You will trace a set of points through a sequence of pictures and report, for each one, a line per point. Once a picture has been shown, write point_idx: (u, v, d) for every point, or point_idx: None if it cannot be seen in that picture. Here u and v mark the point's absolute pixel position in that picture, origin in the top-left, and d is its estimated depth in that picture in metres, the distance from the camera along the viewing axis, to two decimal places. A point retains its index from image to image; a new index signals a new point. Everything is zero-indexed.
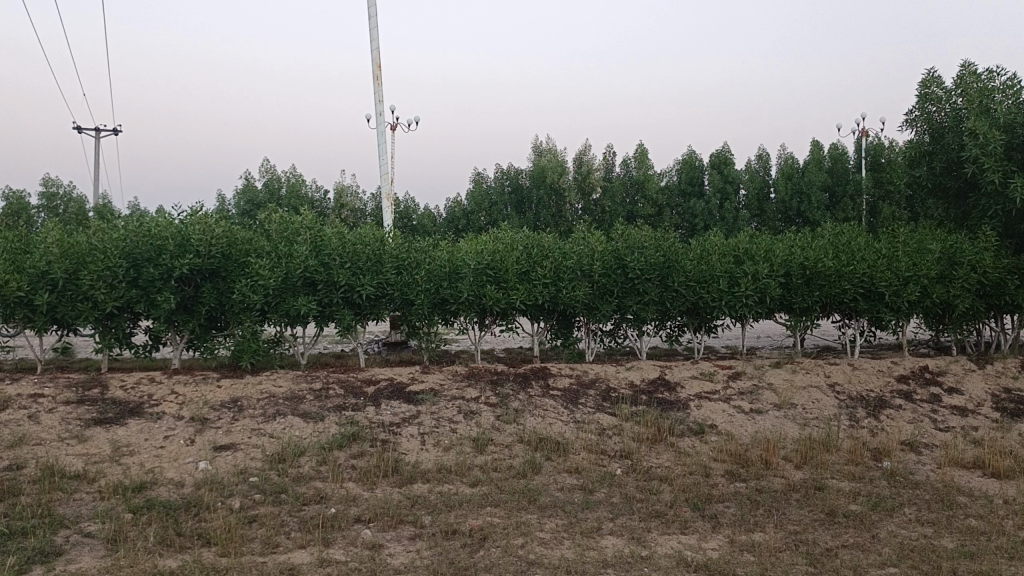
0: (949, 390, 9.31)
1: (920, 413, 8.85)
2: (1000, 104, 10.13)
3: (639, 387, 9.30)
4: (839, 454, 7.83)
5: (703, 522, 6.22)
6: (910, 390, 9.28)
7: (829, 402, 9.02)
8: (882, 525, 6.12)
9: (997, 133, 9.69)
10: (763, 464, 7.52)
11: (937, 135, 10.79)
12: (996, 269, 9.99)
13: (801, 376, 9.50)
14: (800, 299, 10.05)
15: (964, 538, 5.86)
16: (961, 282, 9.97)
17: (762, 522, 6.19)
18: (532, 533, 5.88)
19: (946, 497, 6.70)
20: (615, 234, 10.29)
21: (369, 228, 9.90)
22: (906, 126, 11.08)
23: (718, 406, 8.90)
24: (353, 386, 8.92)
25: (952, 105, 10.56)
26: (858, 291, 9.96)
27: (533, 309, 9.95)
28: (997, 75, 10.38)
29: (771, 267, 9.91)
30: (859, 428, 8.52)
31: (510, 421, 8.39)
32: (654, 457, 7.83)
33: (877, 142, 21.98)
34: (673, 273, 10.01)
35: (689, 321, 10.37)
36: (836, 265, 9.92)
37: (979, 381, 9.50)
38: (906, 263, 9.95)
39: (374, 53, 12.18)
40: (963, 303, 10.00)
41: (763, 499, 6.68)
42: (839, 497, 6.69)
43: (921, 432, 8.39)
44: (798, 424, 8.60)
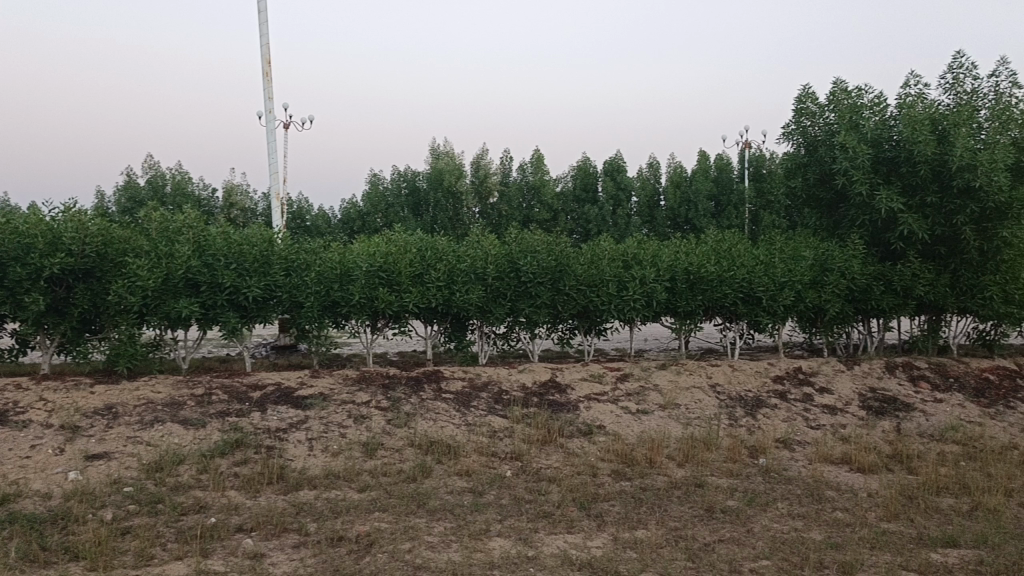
0: (820, 390, 9.80)
1: (794, 411, 9.31)
2: (868, 120, 10.76)
3: (530, 389, 9.39)
4: (719, 451, 8.15)
5: (589, 520, 6.35)
6: (785, 389, 9.73)
7: (711, 402, 9.36)
8: (757, 519, 6.41)
9: (865, 148, 10.35)
10: (648, 462, 7.75)
11: (811, 148, 11.37)
12: (864, 275, 10.55)
13: (685, 377, 9.82)
14: (685, 302, 10.38)
15: (831, 529, 6.20)
16: (832, 288, 10.48)
17: (645, 519, 6.38)
18: (420, 537, 5.86)
19: (816, 491, 7.07)
20: (508, 237, 10.37)
21: (256, 228, 9.65)
22: (784, 139, 11.62)
23: (607, 407, 9.10)
24: (238, 390, 8.64)
25: (825, 120, 11.18)
26: (738, 295, 10.37)
27: (427, 312, 9.90)
28: (864, 93, 11.04)
29: (658, 272, 10.23)
30: (738, 427, 8.90)
31: (401, 425, 8.32)
32: (544, 458, 7.93)
33: (758, 154, 22.93)
34: (565, 277, 10.14)
35: (580, 323, 10.52)
36: (717, 270, 10.30)
37: (848, 380, 10.03)
38: (782, 268, 10.43)
39: (263, 48, 11.86)
40: (834, 307, 10.51)
41: (647, 496, 6.88)
42: (718, 494, 6.96)
43: (794, 430, 8.83)
44: (681, 424, 8.90)
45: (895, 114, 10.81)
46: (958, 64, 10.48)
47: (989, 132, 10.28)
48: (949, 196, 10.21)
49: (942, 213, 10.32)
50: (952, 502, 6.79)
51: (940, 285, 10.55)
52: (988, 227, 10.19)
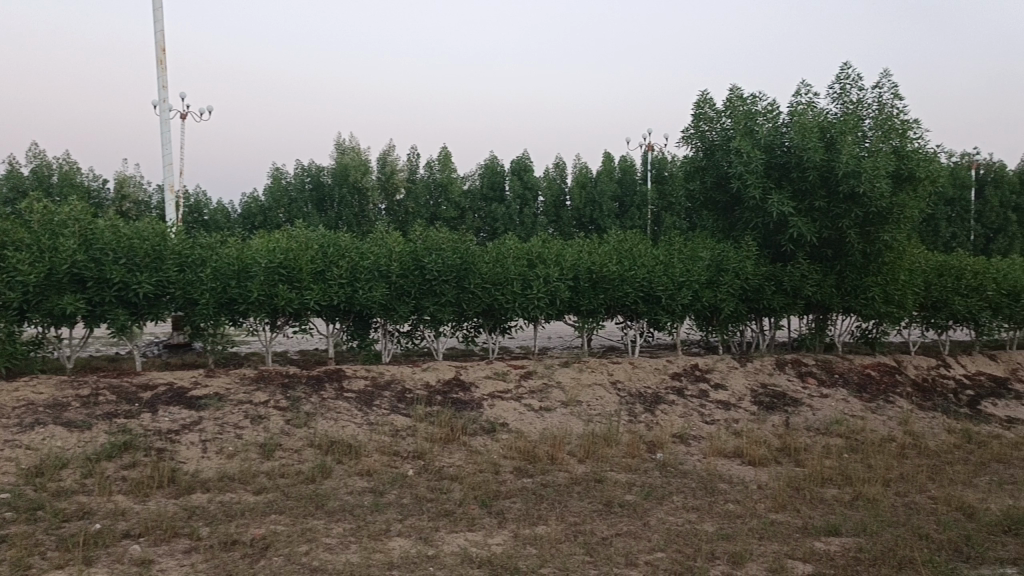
0: (715, 386, 10.13)
1: (690, 407, 9.59)
2: (762, 127, 11.19)
3: (434, 387, 9.35)
4: (618, 447, 8.32)
5: (490, 518, 6.37)
6: (683, 385, 10.02)
7: (611, 399, 9.55)
8: (653, 512, 6.57)
9: (758, 153, 10.76)
10: (550, 459, 7.84)
11: (708, 152, 11.72)
12: (757, 275, 10.95)
13: (587, 375, 9.96)
14: (588, 301, 10.54)
15: (723, 521, 6.42)
16: (727, 288, 10.84)
17: (545, 515, 6.45)
18: (318, 539, 5.76)
19: (710, 484, 7.31)
20: (413, 235, 10.30)
21: (149, 221, 9.27)
22: (683, 143, 11.94)
23: (510, 405, 9.16)
24: (127, 391, 8.27)
25: (722, 125, 11.55)
26: (638, 294, 10.60)
27: (328, 309, 9.72)
28: (758, 100, 11.46)
29: (561, 271, 10.35)
30: (637, 423, 9.11)
31: (300, 425, 8.14)
32: (447, 456, 7.91)
33: (661, 156, 23.47)
34: (470, 275, 10.12)
35: (485, 321, 10.51)
36: (619, 270, 10.50)
37: (742, 376, 10.40)
38: (680, 268, 10.72)
39: (157, 34, 11.39)
40: (729, 306, 10.87)
41: (548, 493, 6.96)
42: (616, 489, 7.11)
43: (690, 426, 9.10)
44: (583, 421, 9.04)
45: (786, 121, 11.25)
46: (845, 76, 10.98)
47: (872, 141, 10.82)
48: (836, 201, 10.71)
49: (829, 217, 10.82)
50: (835, 492, 7.13)
51: (827, 286, 11.07)
52: (871, 230, 10.73)
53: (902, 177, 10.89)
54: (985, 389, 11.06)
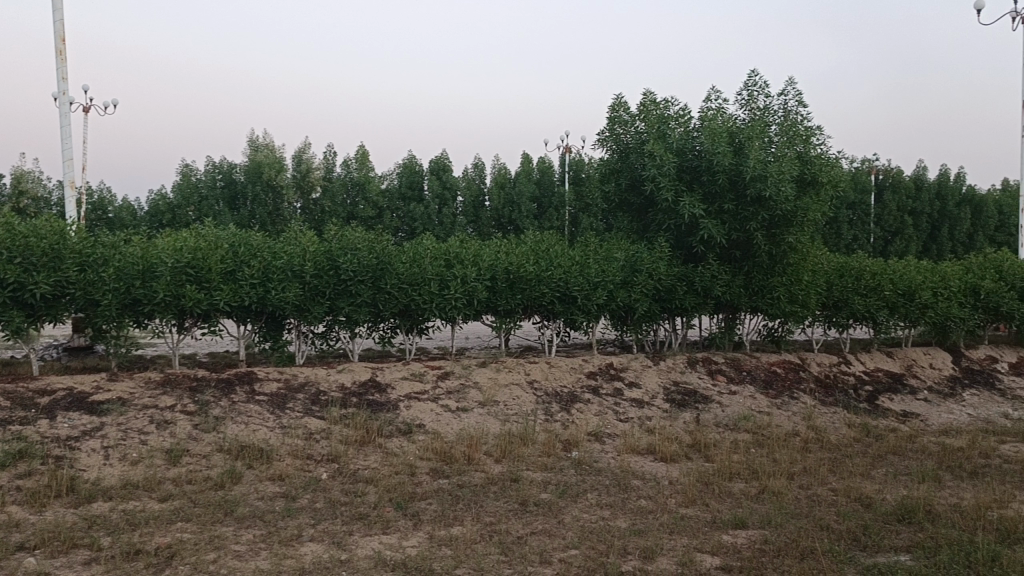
0: (629, 384, 10.32)
1: (605, 405, 9.74)
2: (674, 131, 11.46)
3: (349, 389, 9.21)
4: (535, 446, 8.38)
5: (405, 520, 6.32)
6: (598, 384, 10.16)
7: (528, 398, 9.61)
8: (568, 510, 6.65)
9: (670, 156, 11.02)
10: (466, 459, 7.84)
11: (623, 155, 11.93)
12: (669, 276, 11.20)
13: (504, 374, 9.99)
14: (505, 301, 10.57)
15: (636, 517, 6.54)
16: (641, 288, 11.03)
17: (461, 516, 6.44)
18: (226, 546, 5.60)
19: (623, 481, 7.44)
20: (327, 234, 10.13)
21: (47, 219, 8.85)
22: (599, 145, 12.11)
23: (427, 406, 9.11)
24: (22, 396, 7.87)
25: (635, 129, 11.77)
26: (555, 294, 10.69)
27: (239, 310, 9.48)
28: (671, 105, 11.72)
29: (478, 271, 10.35)
30: (553, 422, 9.20)
31: (209, 430, 7.91)
32: (362, 458, 7.81)
33: (578, 159, 23.74)
34: (386, 275, 10.01)
35: (402, 322, 10.40)
36: (536, 270, 10.57)
37: (655, 375, 10.61)
38: (596, 269, 10.86)
39: (55, 23, 10.88)
40: (643, 305, 11.06)
41: (464, 493, 6.95)
42: (532, 487, 7.16)
43: (605, 424, 9.25)
44: (499, 421, 9.07)
45: (697, 126, 11.56)
46: (752, 83, 11.34)
47: (778, 146, 11.21)
48: (744, 204, 11.08)
49: (738, 219, 11.17)
50: (742, 486, 7.35)
51: (735, 286, 11.41)
52: (777, 232, 11.12)
53: (806, 181, 11.31)
54: (882, 385, 11.60)
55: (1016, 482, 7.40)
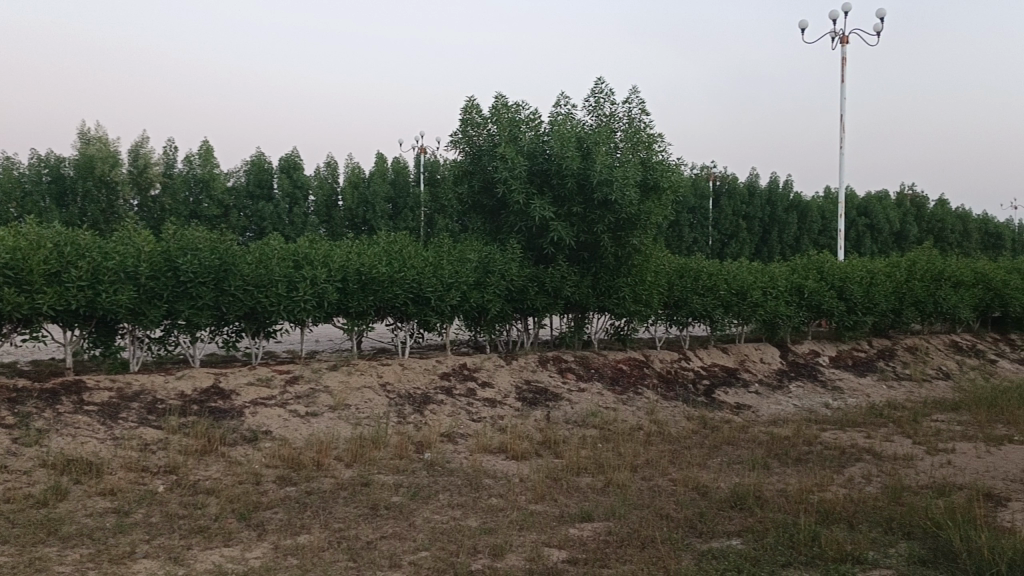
0: (482, 384, 10.40)
1: (458, 406, 9.77)
2: (525, 135, 11.69)
3: (189, 396, 8.77)
4: (386, 449, 8.29)
5: (248, 531, 6.09)
6: (451, 385, 10.19)
7: (380, 401, 9.49)
8: (419, 512, 6.62)
9: (521, 160, 11.24)
10: (315, 465, 7.65)
11: (475, 157, 12.02)
12: (521, 277, 11.38)
13: (355, 377, 9.82)
14: (356, 303, 10.39)
15: (487, 515, 6.60)
16: (493, 289, 11.14)
17: (308, 524, 6.27)
18: (48, 569, 5.19)
19: (475, 480, 7.50)
20: (165, 234, 9.60)
21: None
22: (451, 146, 12.15)
23: (274, 411, 8.81)
24: None
25: (487, 131, 11.90)
26: (408, 295, 10.61)
27: (66, 315, 8.84)
28: (522, 108, 11.93)
29: (328, 273, 10.12)
30: (405, 424, 9.14)
31: (30, 443, 7.30)
32: (203, 469, 7.45)
33: (433, 160, 23.68)
34: (230, 276, 9.60)
35: (248, 325, 10.01)
36: (388, 271, 10.46)
37: (507, 374, 10.75)
38: (449, 270, 10.87)
39: None
40: (495, 306, 11.17)
41: (311, 500, 6.78)
42: (382, 491, 7.07)
43: (458, 424, 9.29)
44: (350, 424, 8.91)
45: (547, 130, 11.83)
46: (599, 90, 11.73)
47: (622, 152, 11.66)
48: (591, 207, 11.46)
49: (586, 222, 11.54)
50: (589, 480, 7.58)
51: (584, 287, 11.75)
52: (622, 235, 11.57)
53: (649, 186, 11.83)
54: (718, 379, 12.30)
55: (833, 466, 8.03)
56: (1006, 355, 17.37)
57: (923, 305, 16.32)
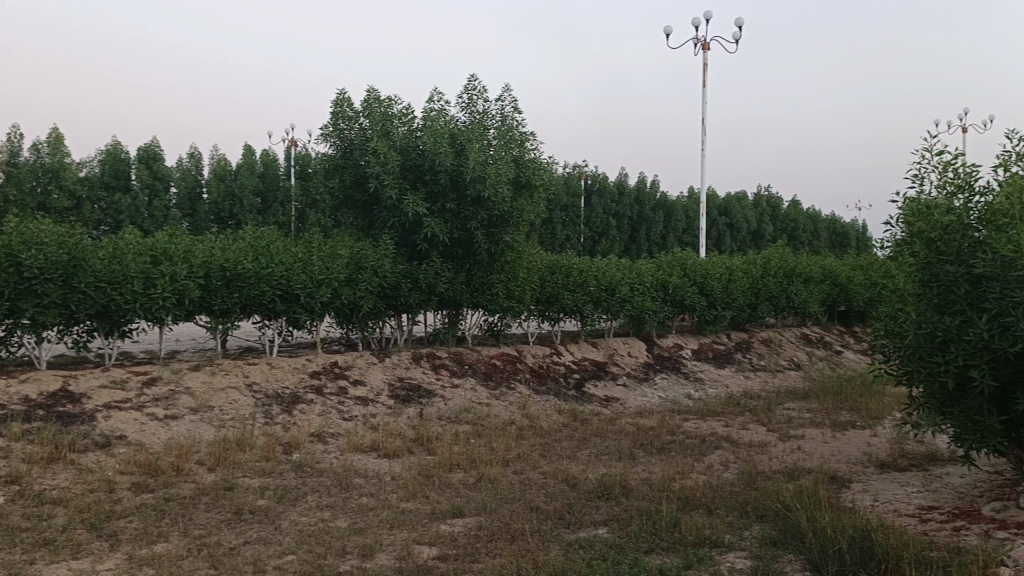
0: (354, 382, 10.23)
1: (328, 405, 9.58)
2: (397, 129, 11.60)
3: (34, 400, 8.18)
4: (252, 451, 8.02)
5: (100, 542, 5.75)
6: (321, 383, 9.96)
7: (246, 402, 9.17)
8: (286, 515, 6.44)
9: (393, 155, 11.15)
10: (175, 470, 7.30)
11: (346, 151, 11.82)
12: (394, 273, 11.25)
13: (219, 377, 9.43)
14: (220, 300, 9.98)
15: (356, 516, 6.50)
16: (365, 285, 10.96)
17: (166, 532, 5.98)
18: None
19: (345, 480, 7.37)
20: (7, 227, 8.92)
21: None
22: (322, 139, 11.88)
23: (130, 415, 8.35)
24: None
25: (359, 125, 11.72)
26: (275, 292, 10.29)
27: None
28: (394, 103, 11.85)
29: (190, 269, 9.67)
30: (273, 425, 8.87)
31: None
32: (50, 477, 6.97)
33: (304, 153, 23.10)
34: (80, 273, 9.02)
35: (101, 325, 9.43)
36: (254, 267, 10.10)
37: (379, 372, 10.62)
38: (319, 266, 10.61)
39: None
40: (367, 303, 11.00)
41: (170, 507, 6.46)
42: (247, 494, 6.84)
43: (328, 423, 9.11)
44: (214, 427, 8.57)
45: (420, 126, 11.78)
46: (472, 87, 11.75)
47: (495, 149, 11.76)
48: (464, 204, 11.48)
49: (459, 219, 11.55)
50: (461, 476, 7.61)
51: (458, 283, 11.75)
52: (495, 232, 11.65)
53: (521, 183, 11.96)
54: (588, 373, 12.61)
55: (695, 455, 8.40)
56: (849, 347, 18.69)
57: (777, 300, 17.32)
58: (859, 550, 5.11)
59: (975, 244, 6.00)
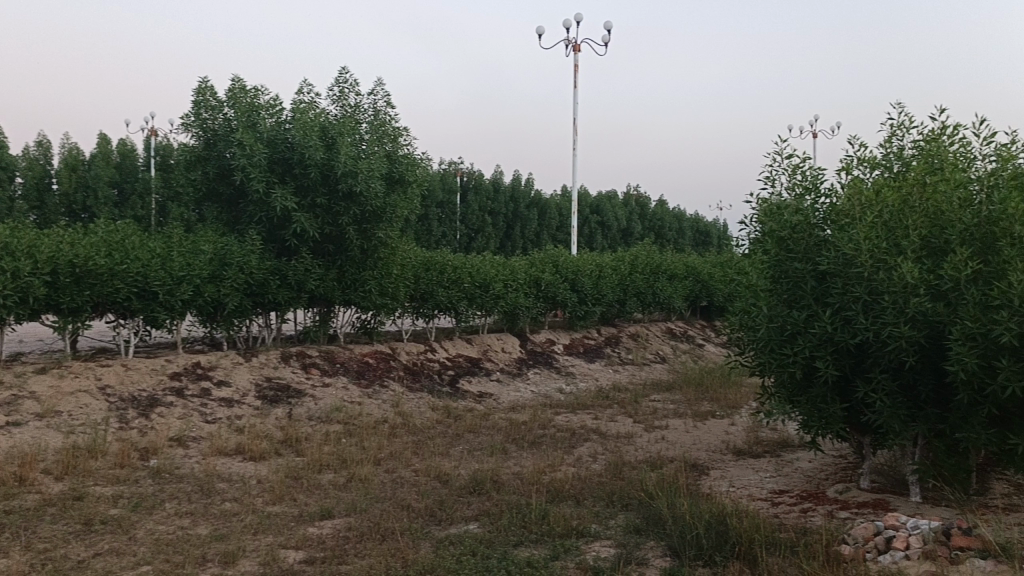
0: (218, 383, 9.83)
1: (190, 407, 9.17)
2: (264, 121, 11.24)
3: None
4: (105, 457, 7.57)
5: None
6: (182, 385, 9.51)
7: (99, 406, 8.64)
8: (141, 524, 6.11)
9: (260, 147, 10.81)
10: (17, 481, 6.79)
11: (209, 142, 11.34)
12: (261, 269, 10.87)
13: (69, 381, 8.84)
14: (69, 298, 9.36)
15: (219, 522, 6.25)
16: (230, 282, 10.55)
17: (6, 547, 5.55)
18: None
19: (207, 485, 7.07)
20: None
21: None
22: (183, 129, 11.35)
23: None
24: None
25: (224, 116, 11.28)
26: (132, 290, 9.74)
27: None
28: (261, 93, 11.47)
29: (35, 265, 9.01)
30: (128, 429, 8.41)
31: None
32: None
33: (166, 144, 22.04)
34: None
35: None
36: (108, 263, 9.52)
37: (245, 372, 10.25)
38: (180, 262, 10.13)
39: None
40: (232, 301, 10.59)
41: (11, 520, 6.01)
42: (99, 504, 6.44)
43: (189, 427, 8.72)
44: (62, 433, 8.02)
45: (289, 118, 11.46)
46: (343, 79, 11.52)
47: (367, 144, 11.60)
48: (335, 199, 11.25)
49: (330, 214, 11.31)
50: (331, 476, 7.46)
51: (329, 280, 11.49)
52: (367, 228, 11.47)
53: (394, 179, 11.83)
54: (462, 369, 12.64)
55: (565, 447, 8.56)
56: (711, 340, 19.59)
57: (644, 296, 17.95)
58: (716, 534, 5.36)
59: (820, 242, 6.39)
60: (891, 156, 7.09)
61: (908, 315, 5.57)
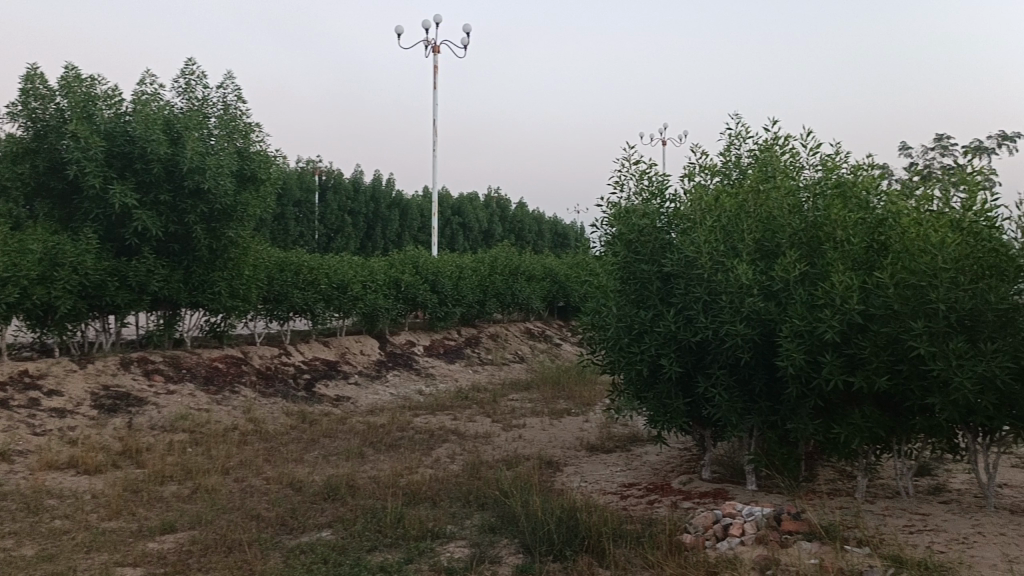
0: (48, 392, 9.13)
1: (16, 419, 8.47)
2: (101, 112, 10.59)
3: None
4: None
5: None
6: (7, 396, 8.77)
7: None
8: None
9: (97, 140, 10.18)
10: None
11: (38, 133, 10.53)
12: (98, 270, 10.18)
13: None
14: None
15: (46, 541, 5.81)
16: (62, 284, 9.82)
17: None
18: None
19: (34, 502, 6.56)
20: None
21: None
22: (8, 118, 10.49)
23: None
24: None
25: (56, 105, 10.51)
26: None
27: None
28: (98, 83, 10.80)
29: None
30: None
31: None
32: None
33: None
34: None
35: None
36: None
37: (80, 380, 9.57)
38: (4, 262, 9.27)
39: None
40: (65, 304, 9.86)
41: None
42: None
43: (14, 440, 8.06)
44: None
45: (129, 110, 10.84)
46: (189, 71, 10.99)
47: (216, 139, 11.14)
48: (180, 195, 10.74)
49: (175, 211, 10.79)
50: (174, 488, 7.09)
51: (174, 281, 10.92)
52: (216, 227, 11.01)
53: (245, 176, 11.42)
54: (319, 372, 12.36)
55: (423, 449, 8.53)
56: (568, 340, 20.09)
57: (502, 297, 18.16)
58: (566, 529, 5.49)
59: (664, 245, 6.69)
60: (730, 164, 7.51)
61: (744, 314, 5.91)
